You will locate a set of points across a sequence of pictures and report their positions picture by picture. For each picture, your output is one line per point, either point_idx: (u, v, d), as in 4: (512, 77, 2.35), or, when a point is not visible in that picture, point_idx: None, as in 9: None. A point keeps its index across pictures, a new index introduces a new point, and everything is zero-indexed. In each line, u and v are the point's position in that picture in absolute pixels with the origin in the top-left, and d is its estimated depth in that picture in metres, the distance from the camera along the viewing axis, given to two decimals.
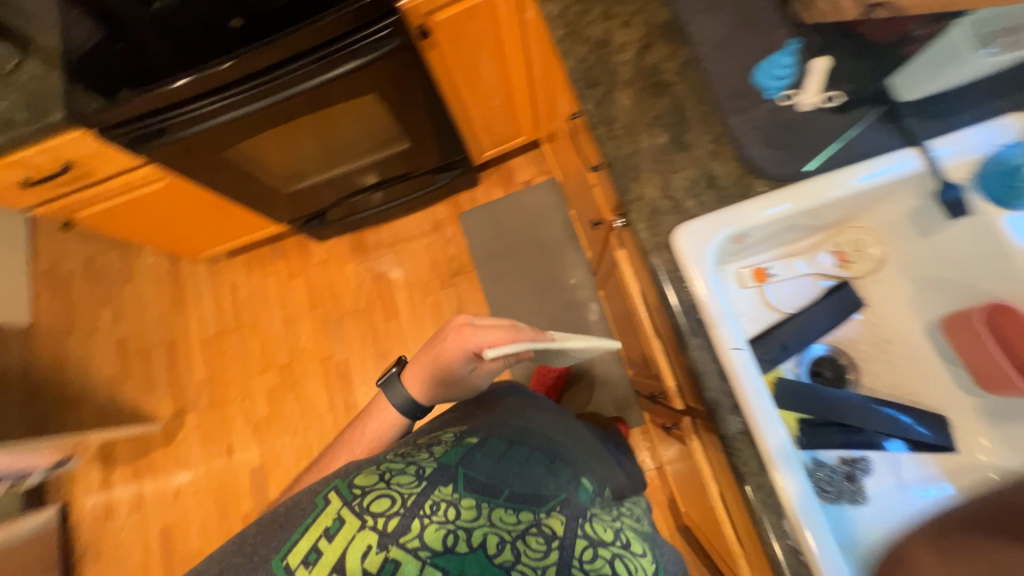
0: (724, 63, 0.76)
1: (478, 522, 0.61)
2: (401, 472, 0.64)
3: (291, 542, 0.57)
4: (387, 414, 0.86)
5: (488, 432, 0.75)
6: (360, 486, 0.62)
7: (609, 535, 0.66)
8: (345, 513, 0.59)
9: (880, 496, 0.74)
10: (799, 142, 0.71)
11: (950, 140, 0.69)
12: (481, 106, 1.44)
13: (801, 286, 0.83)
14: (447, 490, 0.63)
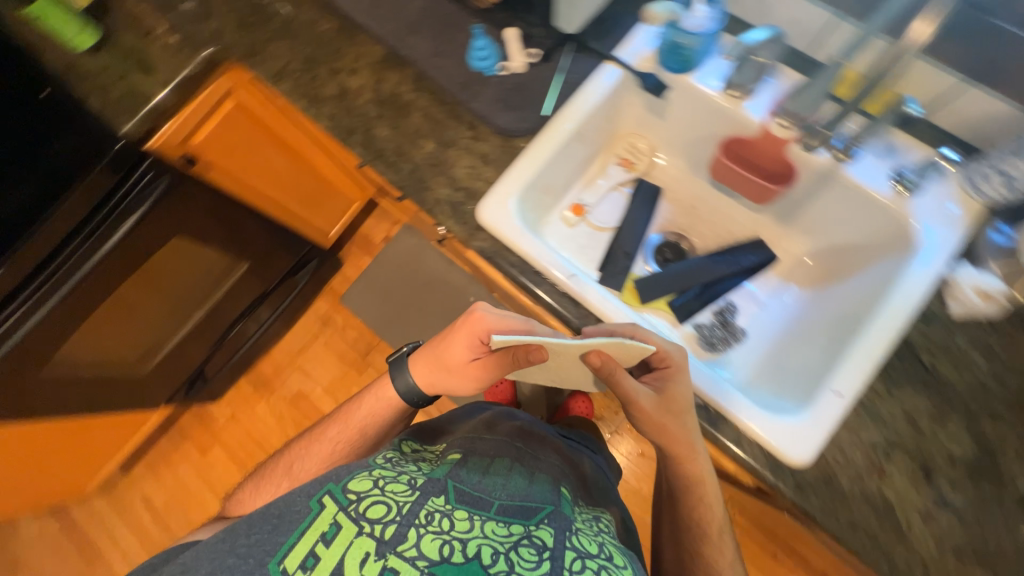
0: (444, 65, 0.86)
1: (472, 533, 0.59)
2: (395, 484, 0.64)
3: (289, 545, 0.56)
4: (364, 404, 0.87)
5: (470, 448, 0.78)
6: (355, 493, 0.62)
7: (595, 547, 0.63)
8: (343, 520, 0.58)
9: (753, 324, 0.88)
10: (531, 97, 0.83)
11: (627, 45, 0.83)
12: (294, 197, 1.42)
13: (614, 201, 0.98)
14: (439, 501, 0.63)
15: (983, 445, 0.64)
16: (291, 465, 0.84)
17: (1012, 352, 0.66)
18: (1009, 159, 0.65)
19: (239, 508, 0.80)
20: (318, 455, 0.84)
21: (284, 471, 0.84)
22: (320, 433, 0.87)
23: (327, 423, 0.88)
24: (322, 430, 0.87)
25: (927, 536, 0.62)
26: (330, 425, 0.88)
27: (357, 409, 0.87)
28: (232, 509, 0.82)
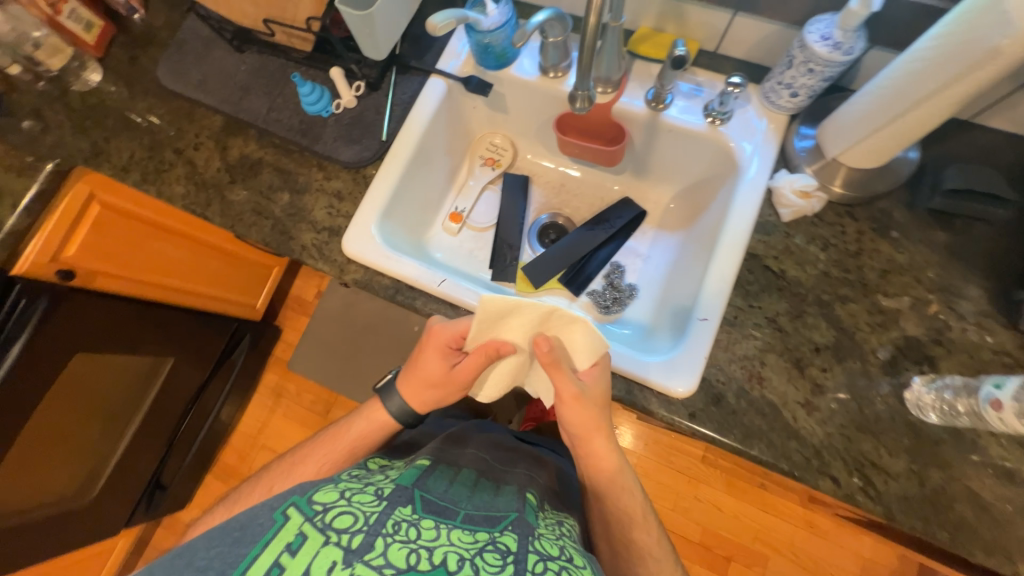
0: (282, 117, 0.88)
1: (438, 540, 0.52)
2: (363, 491, 0.58)
3: (251, 557, 0.50)
4: (356, 427, 0.79)
5: (439, 459, 0.73)
6: (321, 503, 0.55)
7: (556, 548, 0.55)
8: (309, 530, 0.51)
9: (640, 278, 0.93)
10: (369, 127, 0.86)
11: (446, 58, 0.88)
12: (201, 280, 1.39)
13: (489, 199, 1.01)
14: (406, 510, 0.56)
15: (840, 328, 0.68)
16: (272, 481, 0.76)
17: (844, 239, 0.72)
18: (785, 71, 0.70)
19: (208, 522, 0.73)
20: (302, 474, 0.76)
21: (262, 488, 0.76)
22: (306, 450, 0.79)
23: (315, 440, 0.80)
24: (308, 448, 0.80)
25: (814, 426, 0.65)
26: (318, 442, 0.80)
27: (350, 428, 0.79)
28: (201, 523, 0.74)
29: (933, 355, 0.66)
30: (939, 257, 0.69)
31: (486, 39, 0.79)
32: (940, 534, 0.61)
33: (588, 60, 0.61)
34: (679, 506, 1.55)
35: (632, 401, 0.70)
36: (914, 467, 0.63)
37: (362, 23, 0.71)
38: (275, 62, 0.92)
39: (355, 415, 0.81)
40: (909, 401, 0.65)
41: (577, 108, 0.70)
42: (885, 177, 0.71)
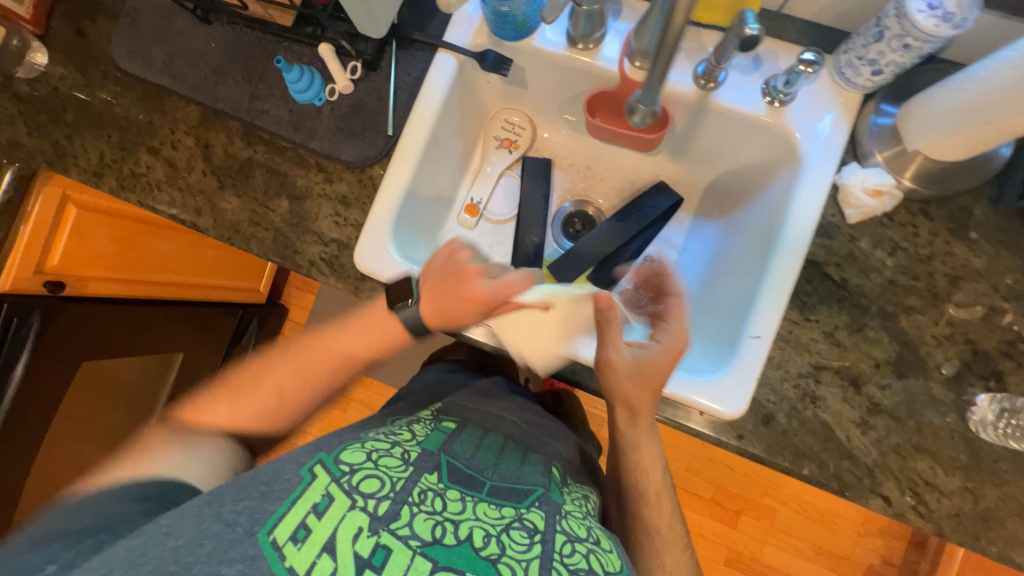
0: (268, 108, 0.76)
1: (465, 514, 0.53)
2: (388, 453, 0.57)
3: (277, 516, 0.49)
4: (345, 335, 0.68)
5: (467, 418, 0.71)
6: (349, 463, 0.54)
7: (583, 530, 0.56)
8: (337, 491, 0.51)
9: (675, 274, 0.86)
10: (371, 118, 0.74)
11: (455, 27, 0.74)
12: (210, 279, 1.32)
13: (507, 188, 0.90)
14: (433, 479, 0.56)
15: (904, 341, 0.64)
16: (235, 368, 0.69)
17: (915, 241, 0.65)
18: (870, 44, 0.59)
19: (216, 429, 0.64)
20: (256, 356, 0.70)
21: (223, 379, 0.68)
22: (307, 348, 0.68)
23: (313, 339, 0.69)
24: (309, 346, 0.69)
25: (868, 445, 0.63)
26: (296, 336, 0.71)
27: (351, 339, 0.68)
28: (196, 417, 0.65)
29: (1001, 369, 0.62)
30: (1019, 260, 0.63)
31: (504, 8, 0.66)
32: (989, 549, 0.60)
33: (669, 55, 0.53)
34: (691, 467, 1.55)
35: (678, 422, 0.68)
36: (968, 485, 0.61)
37: (357, 2, 0.61)
38: (251, 36, 0.77)
39: (365, 319, 0.69)
40: (971, 418, 0.62)
41: (635, 120, 0.70)
42: (970, 170, 0.62)
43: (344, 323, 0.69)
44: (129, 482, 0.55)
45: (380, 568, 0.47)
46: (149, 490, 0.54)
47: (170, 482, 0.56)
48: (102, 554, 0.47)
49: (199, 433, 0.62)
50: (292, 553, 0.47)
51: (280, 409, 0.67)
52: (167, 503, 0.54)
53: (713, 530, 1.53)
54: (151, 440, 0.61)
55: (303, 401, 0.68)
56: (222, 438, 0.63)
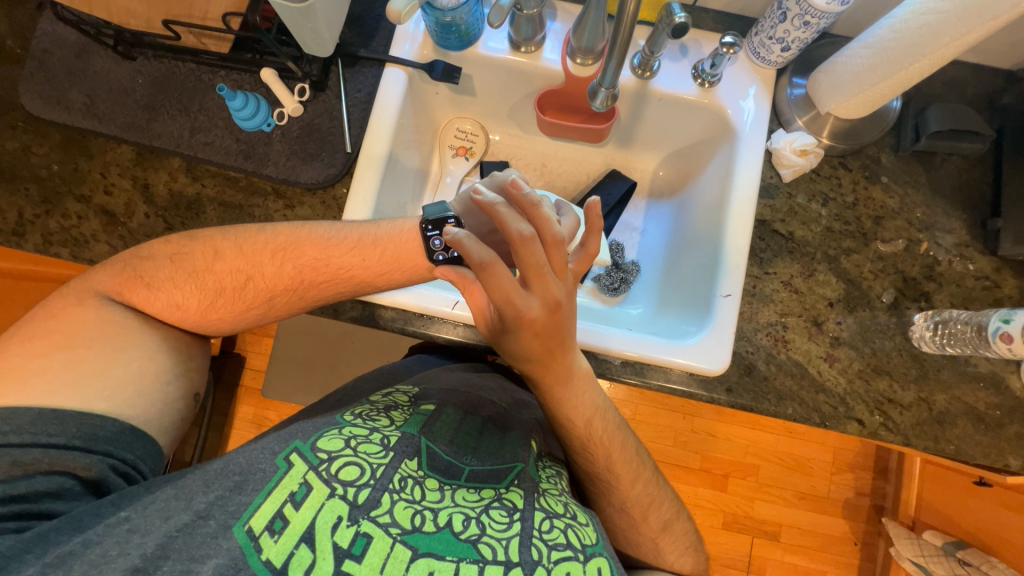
0: (212, 139, 0.73)
1: (444, 502, 0.53)
2: (368, 441, 0.56)
3: (254, 507, 0.48)
4: (336, 258, 0.64)
5: (448, 399, 0.67)
6: (327, 451, 0.54)
7: (560, 507, 0.59)
8: (316, 481, 0.50)
9: (641, 253, 0.91)
10: (326, 139, 0.73)
11: (398, 42, 0.75)
12: None
13: None
14: (413, 465, 0.55)
15: (848, 279, 0.72)
16: (203, 249, 0.63)
17: (841, 191, 0.74)
18: (777, 25, 0.67)
19: (159, 321, 0.63)
20: (225, 243, 0.64)
21: (172, 270, 0.63)
22: (288, 249, 0.64)
23: (293, 241, 0.64)
24: (296, 247, 0.64)
25: (836, 375, 0.70)
26: (269, 227, 0.65)
27: (377, 264, 0.65)
28: (130, 296, 0.62)
29: (927, 290, 0.71)
30: (924, 196, 0.73)
31: (447, 18, 0.68)
32: (947, 448, 0.69)
33: (624, 39, 0.57)
34: (678, 439, 1.61)
35: (657, 384, 0.72)
36: (921, 395, 0.69)
37: (301, 18, 0.60)
38: (183, 69, 0.74)
39: (397, 243, 0.65)
40: (912, 335, 0.70)
41: (597, 106, 0.72)
42: (874, 125, 0.72)
43: (363, 248, 0.64)
44: (37, 418, 0.52)
45: (360, 557, 0.47)
46: (40, 414, 0.53)
47: (96, 424, 0.55)
48: (91, 546, 0.46)
49: (121, 324, 0.60)
50: (269, 544, 0.46)
51: (233, 298, 0.64)
52: (50, 434, 0.53)
53: (705, 497, 1.60)
54: (59, 313, 0.60)
55: (261, 293, 0.64)
56: (157, 335, 0.63)
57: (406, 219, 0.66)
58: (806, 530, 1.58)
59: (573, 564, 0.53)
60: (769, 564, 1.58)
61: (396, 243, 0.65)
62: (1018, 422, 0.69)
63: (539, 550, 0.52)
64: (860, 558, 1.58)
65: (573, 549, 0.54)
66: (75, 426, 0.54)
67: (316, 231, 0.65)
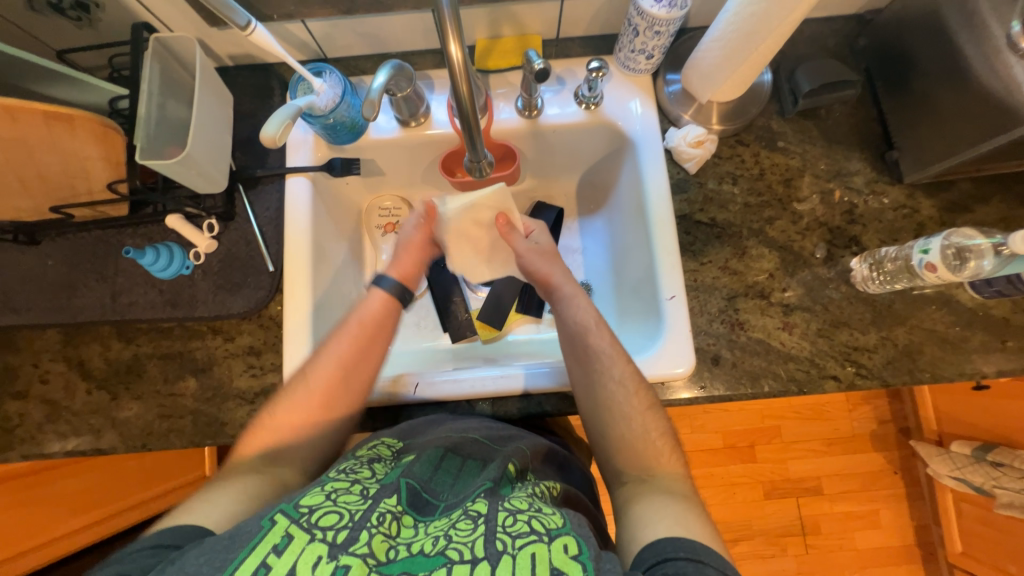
0: (135, 296, 0.73)
1: (415, 534, 0.44)
2: (344, 488, 0.48)
3: (237, 562, 0.40)
4: (308, 372, 0.64)
5: (429, 445, 0.60)
6: (310, 504, 0.44)
7: (523, 502, 0.47)
8: (297, 529, 0.42)
9: (589, 272, 0.91)
10: (247, 264, 0.74)
11: (294, 151, 0.77)
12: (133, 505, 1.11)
13: None
14: (393, 502, 0.46)
15: (779, 247, 0.74)
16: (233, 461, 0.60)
17: (746, 166, 0.77)
18: (634, 39, 0.71)
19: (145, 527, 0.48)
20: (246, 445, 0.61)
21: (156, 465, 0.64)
22: (290, 411, 0.62)
23: (289, 399, 0.63)
24: (293, 401, 0.62)
25: (799, 340, 0.71)
26: (270, 410, 0.62)
27: (377, 366, 0.66)
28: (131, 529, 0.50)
29: (854, 234, 0.74)
30: (822, 148, 0.77)
31: (330, 120, 0.71)
32: (924, 376, 0.70)
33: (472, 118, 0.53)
34: (695, 424, 1.59)
35: None
36: (883, 334, 0.71)
37: (183, 168, 0.62)
38: (89, 238, 0.73)
39: (363, 354, 0.65)
40: (855, 279, 0.72)
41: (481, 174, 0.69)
42: (754, 99, 0.76)
43: (359, 351, 0.65)
44: None
45: None
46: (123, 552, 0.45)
47: (167, 531, 0.47)
48: None
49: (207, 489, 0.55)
50: None
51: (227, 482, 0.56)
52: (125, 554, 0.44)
53: (739, 472, 1.58)
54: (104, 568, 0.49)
55: (268, 472, 0.58)
56: None
57: (366, 305, 0.68)
58: (845, 474, 1.57)
59: (539, 546, 0.41)
60: (822, 519, 1.56)
61: (386, 321, 0.68)
62: (981, 331, 0.70)
63: (503, 540, 0.42)
64: (905, 486, 1.56)
65: (541, 532, 0.43)
66: (149, 538, 0.46)
67: (315, 360, 0.65)
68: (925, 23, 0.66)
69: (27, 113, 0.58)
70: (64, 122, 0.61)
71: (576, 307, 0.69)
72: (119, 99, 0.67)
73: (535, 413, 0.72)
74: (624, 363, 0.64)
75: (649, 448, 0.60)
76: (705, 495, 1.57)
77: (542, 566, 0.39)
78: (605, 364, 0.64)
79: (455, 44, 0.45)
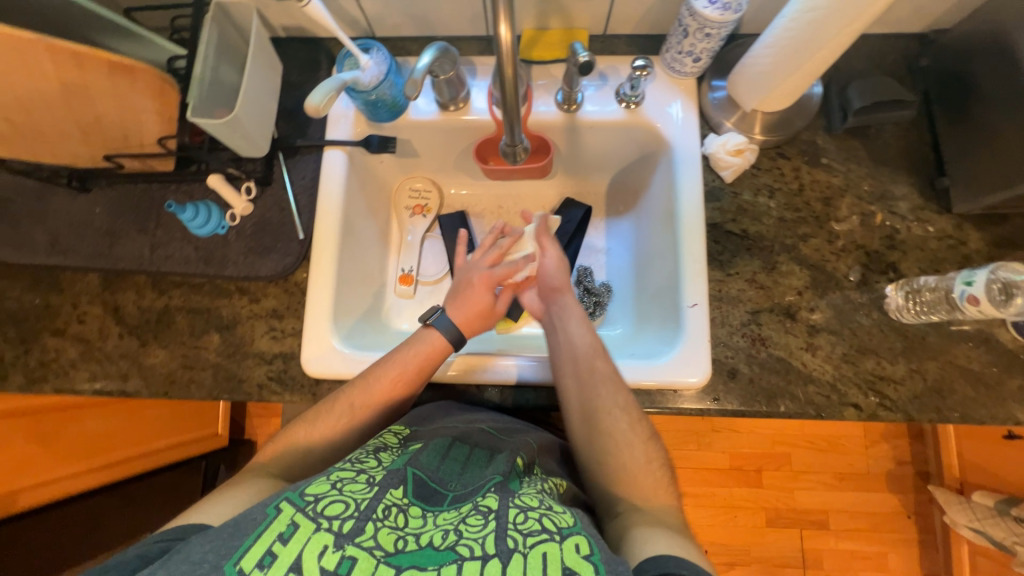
0: (172, 250, 0.76)
1: (425, 522, 0.45)
2: (352, 475, 0.49)
3: (244, 548, 0.41)
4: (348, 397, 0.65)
5: (437, 433, 0.60)
6: (315, 492, 0.45)
7: (533, 500, 0.47)
8: (301, 518, 0.43)
9: (611, 273, 0.90)
10: (279, 230, 0.76)
11: (335, 124, 0.79)
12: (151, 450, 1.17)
13: (431, 250, 0.92)
14: (398, 493, 0.47)
15: (811, 265, 0.72)
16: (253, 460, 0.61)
17: (785, 180, 0.75)
18: (682, 41, 0.70)
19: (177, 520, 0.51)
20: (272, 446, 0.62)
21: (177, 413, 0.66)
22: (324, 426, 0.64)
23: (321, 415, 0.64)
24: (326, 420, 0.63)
25: (822, 363, 0.69)
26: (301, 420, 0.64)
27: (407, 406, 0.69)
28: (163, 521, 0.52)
29: (893, 261, 0.71)
30: (867, 168, 0.74)
31: (372, 96, 0.72)
32: (952, 416, 0.66)
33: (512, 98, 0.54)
34: (702, 442, 1.56)
35: (651, 406, 0.70)
36: (913, 367, 0.68)
37: (229, 130, 0.65)
38: (135, 190, 0.77)
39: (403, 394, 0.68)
40: (889, 308, 0.69)
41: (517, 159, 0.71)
42: (801, 112, 0.73)
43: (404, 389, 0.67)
44: None
45: None
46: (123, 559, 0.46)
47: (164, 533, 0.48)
48: None
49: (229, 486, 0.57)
50: None
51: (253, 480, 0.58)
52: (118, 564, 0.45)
53: (743, 495, 1.54)
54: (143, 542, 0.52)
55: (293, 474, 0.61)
56: None
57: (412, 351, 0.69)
58: (855, 512, 1.51)
59: (549, 546, 0.42)
60: (825, 555, 1.51)
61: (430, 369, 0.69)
62: (1020, 375, 0.66)
63: (514, 538, 0.42)
64: (917, 532, 1.50)
65: (552, 532, 0.43)
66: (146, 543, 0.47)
67: (357, 390, 0.66)
68: (994, 47, 0.63)
69: (93, 63, 0.62)
70: (125, 74, 0.64)
71: (579, 330, 0.71)
72: (177, 59, 0.70)
73: (542, 405, 0.72)
74: (623, 394, 0.65)
75: (648, 474, 0.60)
76: (705, 515, 1.54)
77: (553, 567, 0.40)
78: (607, 390, 0.65)
79: (505, 24, 0.45)
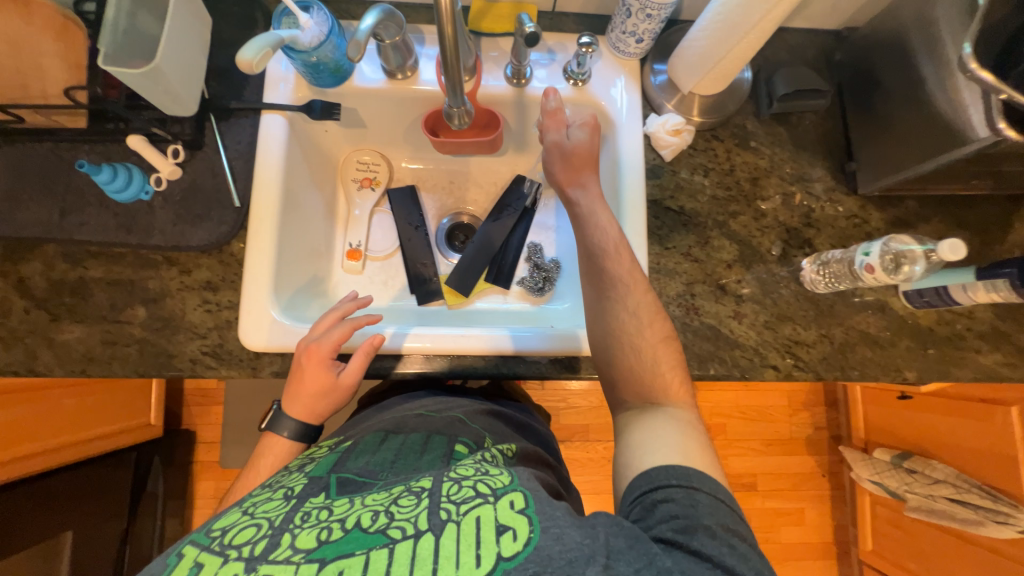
0: (86, 217, 0.69)
1: (353, 509, 0.45)
2: (267, 500, 0.48)
3: None
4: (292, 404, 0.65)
5: (368, 431, 0.61)
6: (222, 527, 0.44)
7: (468, 469, 0.48)
8: (207, 555, 0.41)
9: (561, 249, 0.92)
10: (212, 197, 0.71)
11: (272, 87, 0.75)
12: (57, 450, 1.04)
13: (380, 225, 0.90)
14: (319, 499, 0.47)
15: (739, 241, 0.78)
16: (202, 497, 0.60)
17: (718, 161, 0.80)
18: (626, 20, 0.72)
19: None
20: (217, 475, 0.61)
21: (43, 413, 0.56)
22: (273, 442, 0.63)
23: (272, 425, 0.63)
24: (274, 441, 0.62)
25: (747, 330, 0.75)
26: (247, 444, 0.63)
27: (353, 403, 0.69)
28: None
29: (808, 237, 0.78)
30: (789, 152, 0.80)
31: (313, 57, 0.69)
32: (853, 374, 0.75)
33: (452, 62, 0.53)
34: None
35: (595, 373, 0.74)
36: (822, 332, 0.76)
37: (149, 82, 0.60)
38: (40, 149, 0.69)
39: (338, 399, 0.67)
40: (804, 280, 0.76)
41: (455, 125, 0.68)
42: (733, 96, 0.78)
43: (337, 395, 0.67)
44: None
45: None
46: None
47: None
48: None
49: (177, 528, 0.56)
50: None
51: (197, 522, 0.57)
52: None
53: None
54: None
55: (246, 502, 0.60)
56: None
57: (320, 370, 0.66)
58: (779, 473, 1.67)
59: (483, 508, 0.42)
60: (754, 514, 1.66)
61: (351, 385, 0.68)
62: (907, 336, 0.76)
63: (447, 509, 0.42)
64: (830, 488, 1.68)
65: (487, 494, 0.44)
66: None
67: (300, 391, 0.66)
68: (894, 44, 0.70)
69: None
70: None
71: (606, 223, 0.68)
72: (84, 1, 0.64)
73: (491, 375, 0.74)
74: (641, 294, 0.64)
75: (642, 386, 0.60)
76: None
77: (485, 529, 0.40)
78: (622, 292, 0.64)
79: None
